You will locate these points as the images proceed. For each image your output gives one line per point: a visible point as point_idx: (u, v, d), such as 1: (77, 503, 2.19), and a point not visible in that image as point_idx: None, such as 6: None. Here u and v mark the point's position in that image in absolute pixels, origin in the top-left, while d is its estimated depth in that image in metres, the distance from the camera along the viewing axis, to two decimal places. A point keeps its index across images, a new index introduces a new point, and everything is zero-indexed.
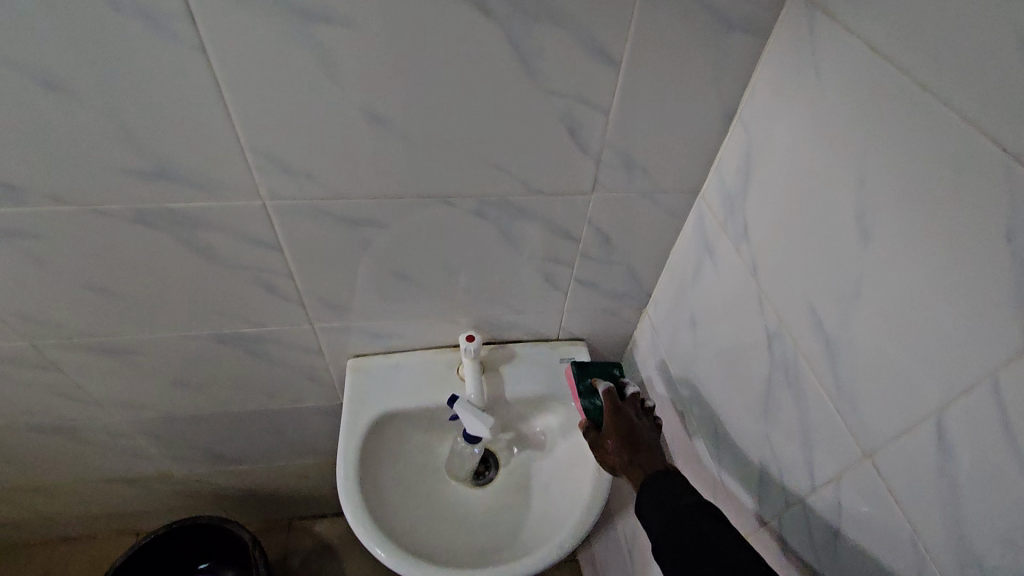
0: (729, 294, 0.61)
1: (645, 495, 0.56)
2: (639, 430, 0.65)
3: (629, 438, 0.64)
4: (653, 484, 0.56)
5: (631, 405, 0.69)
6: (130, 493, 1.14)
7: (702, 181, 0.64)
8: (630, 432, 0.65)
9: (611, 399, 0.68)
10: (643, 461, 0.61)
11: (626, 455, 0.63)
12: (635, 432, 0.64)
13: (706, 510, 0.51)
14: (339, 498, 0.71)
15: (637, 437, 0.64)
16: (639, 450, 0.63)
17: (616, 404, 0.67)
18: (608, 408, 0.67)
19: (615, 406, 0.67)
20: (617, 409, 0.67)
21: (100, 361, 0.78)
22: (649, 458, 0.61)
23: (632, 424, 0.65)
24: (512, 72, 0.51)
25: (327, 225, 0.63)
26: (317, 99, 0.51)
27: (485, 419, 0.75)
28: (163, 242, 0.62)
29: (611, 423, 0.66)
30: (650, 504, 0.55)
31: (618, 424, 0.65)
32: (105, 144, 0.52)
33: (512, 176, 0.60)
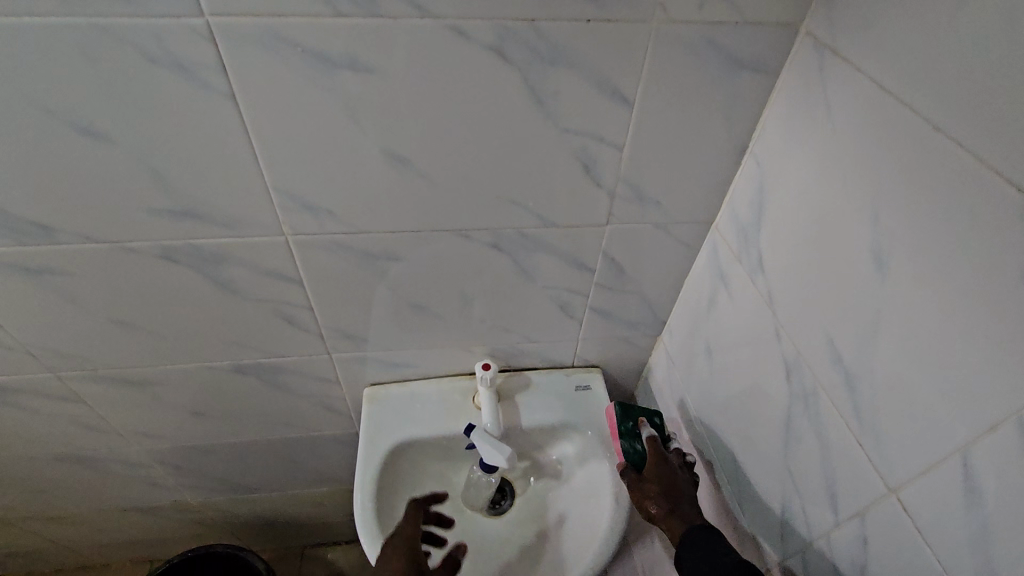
0: (745, 323, 0.62)
1: (684, 549, 0.57)
2: (681, 483, 0.65)
3: (670, 489, 0.64)
4: (694, 539, 0.57)
5: (675, 457, 0.69)
6: (145, 523, 1.14)
7: (716, 212, 0.65)
8: (671, 483, 0.65)
9: (656, 447, 0.68)
10: (683, 513, 0.61)
11: (665, 505, 0.63)
12: (677, 484, 0.64)
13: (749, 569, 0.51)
14: (357, 527, 0.71)
15: (679, 489, 0.64)
16: (680, 503, 0.62)
17: (661, 452, 0.68)
18: (653, 453, 0.67)
19: (660, 453, 0.68)
20: (661, 457, 0.67)
21: (121, 392, 0.79)
22: (689, 512, 0.61)
23: (675, 475, 0.65)
24: (528, 112, 0.53)
25: (347, 258, 0.64)
26: (339, 141, 0.53)
27: (506, 450, 0.74)
28: (188, 277, 0.63)
29: (653, 469, 0.66)
30: (690, 561, 0.55)
31: (661, 472, 0.65)
32: (136, 186, 0.54)
33: (528, 209, 0.62)
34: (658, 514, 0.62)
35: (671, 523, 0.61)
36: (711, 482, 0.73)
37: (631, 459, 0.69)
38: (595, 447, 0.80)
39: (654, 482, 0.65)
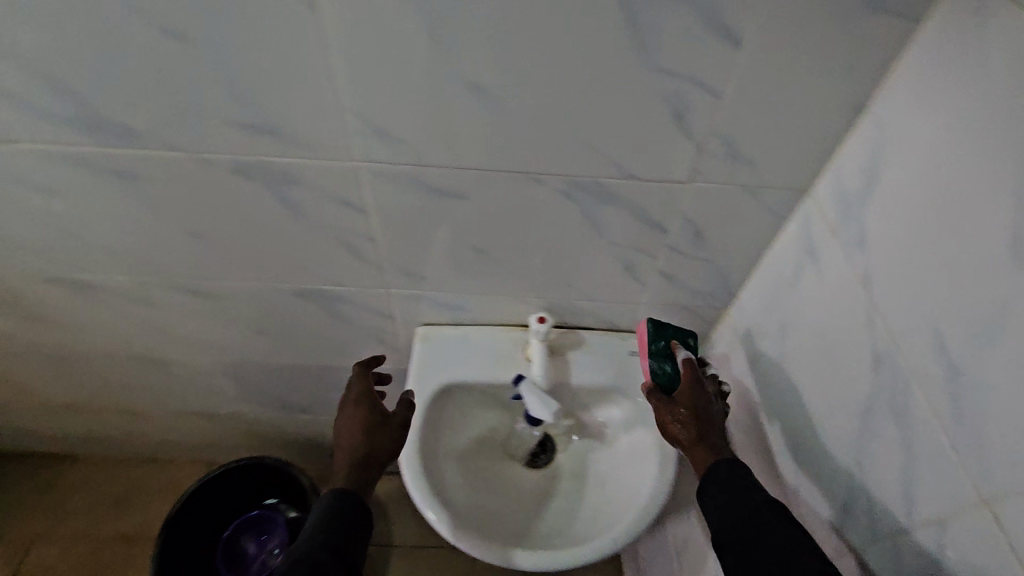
0: (832, 304, 0.56)
1: (708, 485, 0.57)
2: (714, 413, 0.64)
3: (703, 417, 0.63)
4: (719, 473, 0.57)
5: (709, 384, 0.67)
6: (205, 427, 1.23)
7: (815, 179, 0.58)
8: (704, 411, 0.64)
9: (691, 370, 0.66)
10: (713, 444, 0.61)
11: (694, 433, 0.62)
12: (709, 412, 0.64)
13: (777, 511, 0.52)
14: (400, 458, 0.73)
15: (711, 418, 0.63)
16: (710, 432, 0.62)
17: (697, 376, 0.65)
18: (688, 376, 0.65)
19: (696, 376, 0.65)
20: (698, 382, 0.65)
21: (193, 302, 0.83)
22: (719, 442, 0.61)
23: (708, 404, 0.64)
24: (622, 47, 0.48)
25: (414, 192, 0.63)
26: (418, 65, 0.50)
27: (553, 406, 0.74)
28: (257, 195, 0.64)
29: (687, 393, 0.65)
30: (712, 499, 0.56)
31: (695, 397, 0.64)
32: (216, 97, 0.53)
33: (607, 157, 0.58)
34: (684, 440, 0.63)
35: (698, 450, 0.61)
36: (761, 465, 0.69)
37: (661, 380, 0.69)
38: (643, 416, 0.78)
39: (686, 408, 0.64)
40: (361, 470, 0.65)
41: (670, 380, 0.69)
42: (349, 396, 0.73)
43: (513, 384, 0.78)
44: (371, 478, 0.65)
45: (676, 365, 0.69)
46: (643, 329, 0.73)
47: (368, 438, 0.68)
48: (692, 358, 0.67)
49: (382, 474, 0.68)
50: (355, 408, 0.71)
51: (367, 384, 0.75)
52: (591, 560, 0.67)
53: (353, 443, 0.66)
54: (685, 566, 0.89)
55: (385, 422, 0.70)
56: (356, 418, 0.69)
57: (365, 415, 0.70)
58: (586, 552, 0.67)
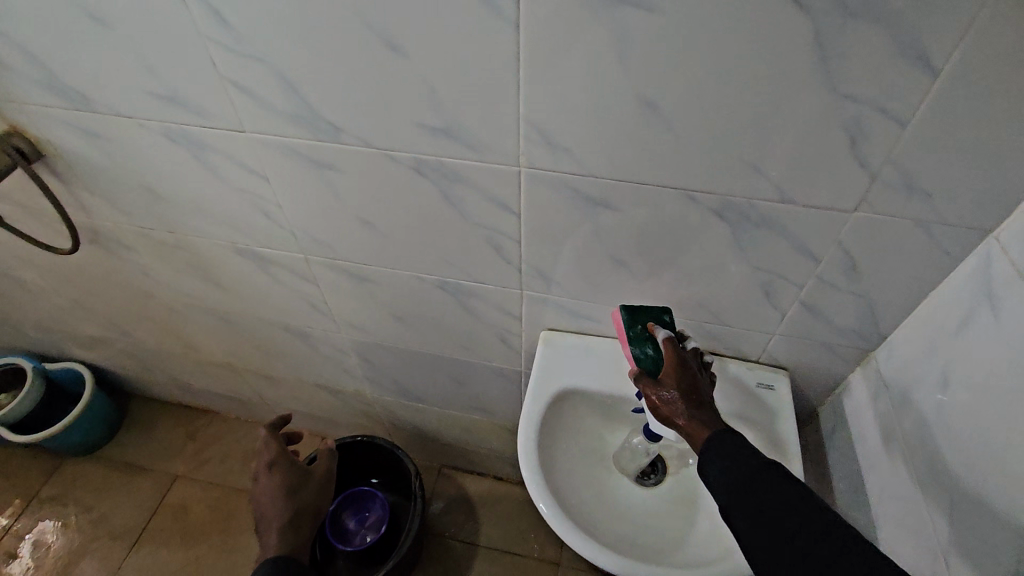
0: (1014, 355, 0.52)
1: (708, 456, 0.59)
2: (700, 388, 0.66)
3: (692, 392, 0.65)
4: (718, 442, 0.59)
5: (692, 358, 0.70)
6: (328, 401, 1.35)
7: (1002, 218, 0.54)
8: (692, 387, 0.66)
9: (672, 349, 0.69)
10: (706, 417, 0.63)
11: (689, 413, 0.64)
12: (696, 389, 0.66)
13: (776, 475, 0.54)
14: (519, 452, 0.76)
15: (699, 393, 0.65)
16: (700, 407, 0.65)
17: (681, 356, 0.68)
18: (672, 356, 0.68)
19: (679, 356, 0.68)
20: (681, 362, 0.67)
21: (346, 283, 0.93)
22: (710, 416, 0.63)
23: (693, 380, 0.66)
24: (807, 72, 0.49)
25: (567, 200, 0.67)
26: (598, 80, 0.54)
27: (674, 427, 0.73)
28: (425, 192, 0.71)
29: (674, 372, 0.67)
30: (713, 467, 0.58)
31: (682, 376, 0.66)
32: (413, 101, 0.61)
33: (768, 179, 0.58)
34: (681, 419, 0.65)
35: (693, 427, 0.63)
36: (908, 523, 0.64)
37: (647, 366, 0.71)
38: (769, 450, 0.75)
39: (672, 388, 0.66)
40: (288, 527, 0.98)
41: (653, 364, 0.71)
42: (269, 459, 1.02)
43: (635, 397, 0.79)
44: (291, 529, 0.99)
45: (658, 348, 0.71)
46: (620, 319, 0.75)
47: (292, 493, 1.01)
48: (672, 338, 0.69)
49: (304, 518, 1.02)
50: (278, 474, 1.02)
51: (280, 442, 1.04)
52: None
53: (279, 513, 0.98)
54: None
55: (294, 485, 1.02)
56: (274, 477, 1.02)
57: (281, 476, 1.02)
58: (709, 575, 0.66)
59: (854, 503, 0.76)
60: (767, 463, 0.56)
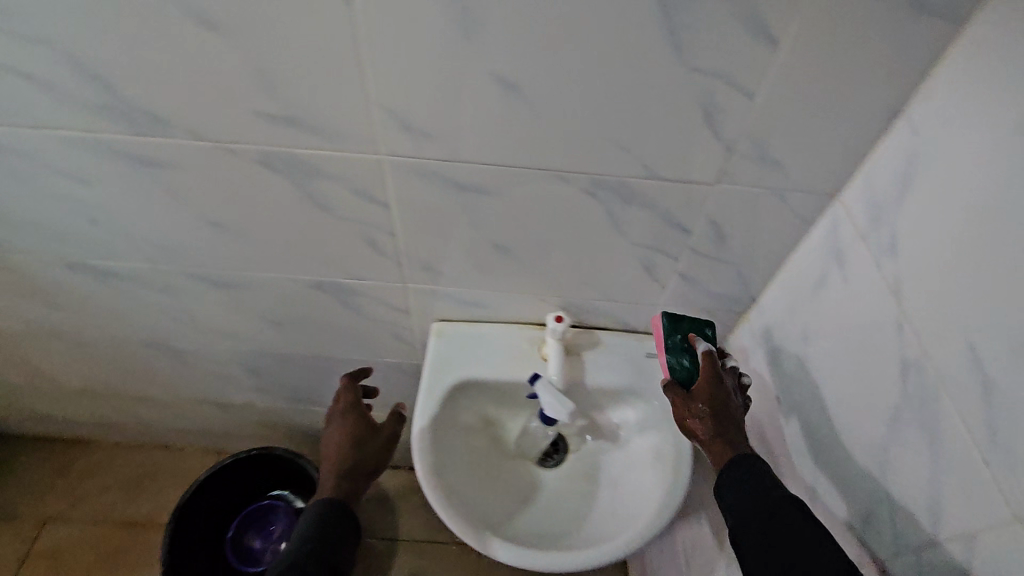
0: (859, 312, 0.55)
1: (728, 476, 0.57)
2: (732, 408, 0.62)
3: (721, 412, 0.62)
4: (737, 464, 0.57)
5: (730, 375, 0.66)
6: (218, 416, 1.24)
7: (844, 183, 0.57)
8: (723, 405, 0.62)
9: (710, 363, 0.65)
10: (733, 439, 0.60)
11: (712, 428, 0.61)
12: (728, 407, 0.62)
13: (798, 505, 0.52)
14: (414, 453, 0.73)
15: (730, 413, 0.62)
16: (728, 428, 0.61)
17: (717, 371, 0.64)
18: (707, 371, 0.64)
19: (715, 371, 0.64)
20: (716, 377, 0.64)
21: (209, 291, 0.83)
22: (739, 441, 0.60)
23: (727, 399, 0.63)
24: (656, 46, 0.47)
25: (436, 187, 0.63)
26: (448, 59, 0.50)
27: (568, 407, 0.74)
28: (280, 187, 0.64)
29: (705, 386, 0.64)
30: (732, 490, 0.56)
31: (715, 392, 0.63)
32: (244, 86, 0.53)
33: (635, 156, 0.57)
34: (704, 436, 0.61)
35: (716, 446, 0.60)
36: (779, 472, 0.68)
37: (678, 375, 0.68)
38: (658, 418, 0.77)
39: (702, 402, 0.63)
40: (344, 480, 0.75)
41: (686, 375, 0.68)
42: (338, 404, 0.83)
43: (528, 382, 0.78)
44: (358, 484, 0.76)
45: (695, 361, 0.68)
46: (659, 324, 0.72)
47: (355, 447, 0.78)
48: (711, 350, 0.66)
49: (367, 482, 0.78)
50: (341, 422, 0.80)
51: (354, 394, 0.84)
52: (606, 563, 0.67)
53: (337, 460, 0.76)
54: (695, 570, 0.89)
55: (374, 432, 0.81)
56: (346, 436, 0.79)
57: (346, 432, 0.79)
58: (601, 555, 0.67)
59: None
60: (789, 496, 0.52)
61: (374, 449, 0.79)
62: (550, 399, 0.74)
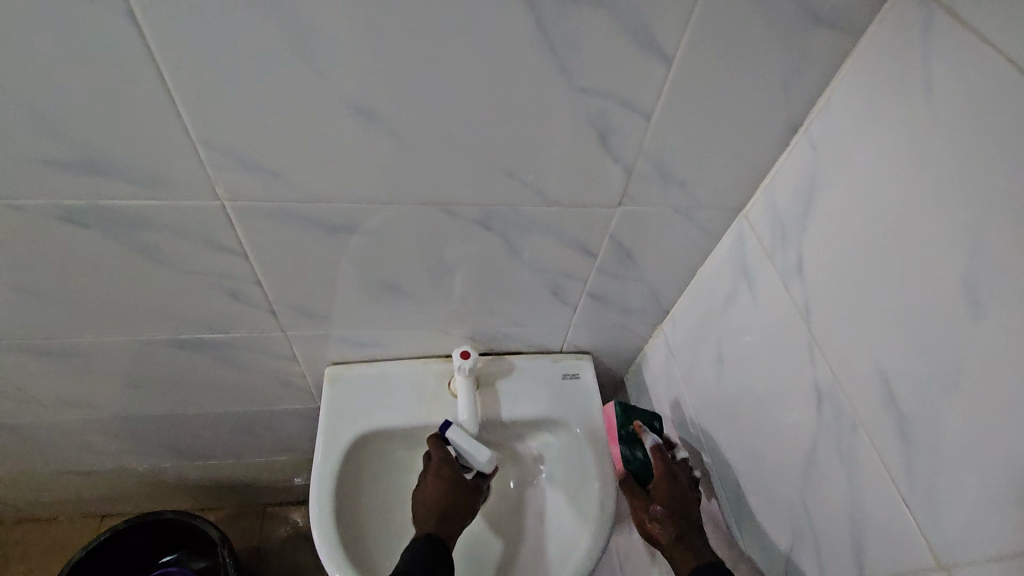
0: (770, 332, 0.53)
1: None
2: (691, 508, 0.61)
3: (680, 515, 0.60)
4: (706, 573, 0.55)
5: (684, 470, 0.65)
6: (89, 483, 1.06)
7: (748, 196, 0.54)
8: (682, 506, 0.61)
9: (662, 461, 0.63)
10: (693, 543, 0.59)
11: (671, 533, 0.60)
12: (686, 508, 0.61)
13: None
14: (312, 528, 0.64)
15: (688, 515, 0.60)
16: (688, 532, 0.59)
17: (671, 469, 0.62)
18: (663, 471, 0.62)
19: (670, 470, 0.62)
20: (671, 476, 0.62)
21: (37, 362, 0.68)
22: (700, 545, 0.58)
23: (685, 499, 0.61)
24: (537, 66, 0.40)
25: (301, 230, 0.53)
26: (286, 86, 0.40)
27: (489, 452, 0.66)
28: (99, 243, 0.51)
29: (662, 488, 0.61)
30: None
31: (672, 493, 0.61)
32: (13, 130, 0.40)
33: (527, 183, 0.50)
34: (667, 542, 0.60)
35: (678, 552, 0.59)
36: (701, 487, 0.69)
37: None
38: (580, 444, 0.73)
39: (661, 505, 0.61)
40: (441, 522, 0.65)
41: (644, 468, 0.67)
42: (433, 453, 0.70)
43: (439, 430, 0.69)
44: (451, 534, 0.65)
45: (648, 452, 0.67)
46: (613, 413, 0.72)
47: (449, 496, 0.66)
48: (661, 446, 0.64)
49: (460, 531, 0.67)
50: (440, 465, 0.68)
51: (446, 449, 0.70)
52: None
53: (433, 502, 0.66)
54: None
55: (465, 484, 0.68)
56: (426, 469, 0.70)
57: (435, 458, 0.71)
58: None
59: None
60: None
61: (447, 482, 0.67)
62: (468, 446, 0.66)
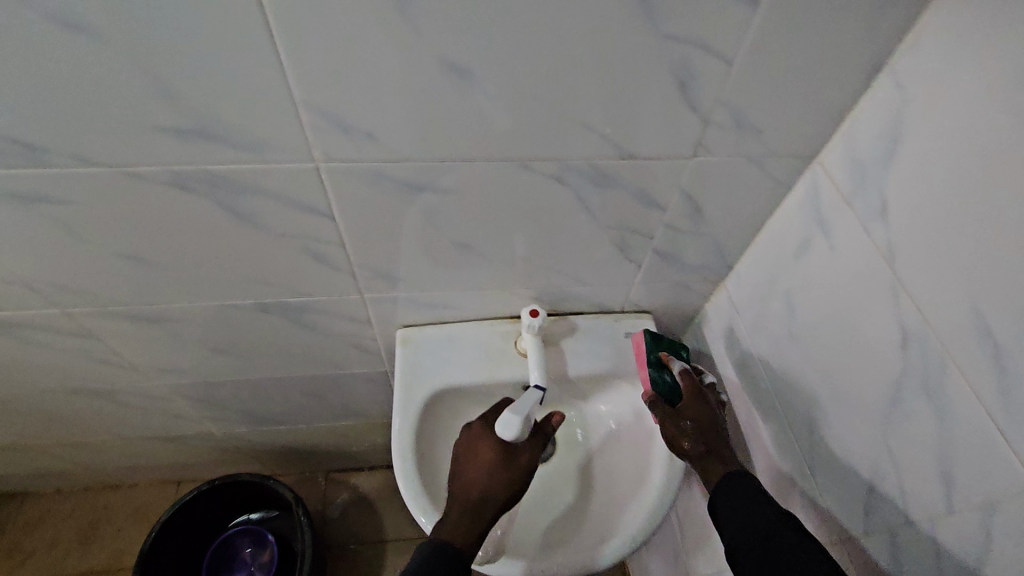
0: (847, 277, 0.54)
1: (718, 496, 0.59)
2: (718, 424, 0.66)
3: (708, 428, 0.65)
4: (732, 484, 0.59)
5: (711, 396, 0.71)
6: (171, 449, 1.14)
7: (823, 142, 0.54)
8: (709, 422, 0.65)
9: (690, 381, 0.68)
10: (722, 455, 0.63)
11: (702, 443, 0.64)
12: (713, 423, 0.65)
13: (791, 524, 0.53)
14: (397, 477, 0.68)
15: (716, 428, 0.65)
16: (717, 443, 0.64)
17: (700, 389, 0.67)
18: (692, 389, 0.67)
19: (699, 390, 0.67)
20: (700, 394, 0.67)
21: (135, 328, 0.73)
22: (727, 456, 0.63)
23: (712, 415, 0.66)
24: (627, 13, 0.41)
25: (385, 191, 0.55)
26: (385, 43, 0.42)
27: (520, 423, 0.60)
28: (201, 208, 0.55)
29: (690, 404, 0.66)
30: (727, 513, 0.57)
31: (702, 409, 0.66)
32: (136, 98, 0.44)
33: (605, 136, 0.51)
34: (695, 454, 0.63)
35: (707, 463, 0.62)
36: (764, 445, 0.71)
37: (662, 390, 0.69)
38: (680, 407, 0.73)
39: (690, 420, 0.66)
40: (468, 519, 0.57)
41: (670, 390, 0.69)
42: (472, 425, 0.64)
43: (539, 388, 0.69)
44: (484, 529, 0.57)
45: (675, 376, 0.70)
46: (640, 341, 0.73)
47: (486, 482, 0.59)
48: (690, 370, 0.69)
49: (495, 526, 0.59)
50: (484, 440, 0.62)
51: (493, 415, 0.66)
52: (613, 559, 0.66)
53: (466, 492, 0.59)
54: (689, 536, 0.91)
55: (510, 460, 0.61)
56: (480, 457, 0.60)
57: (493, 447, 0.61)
58: (608, 552, 0.66)
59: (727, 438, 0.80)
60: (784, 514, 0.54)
61: (516, 484, 0.60)
62: (517, 406, 0.62)
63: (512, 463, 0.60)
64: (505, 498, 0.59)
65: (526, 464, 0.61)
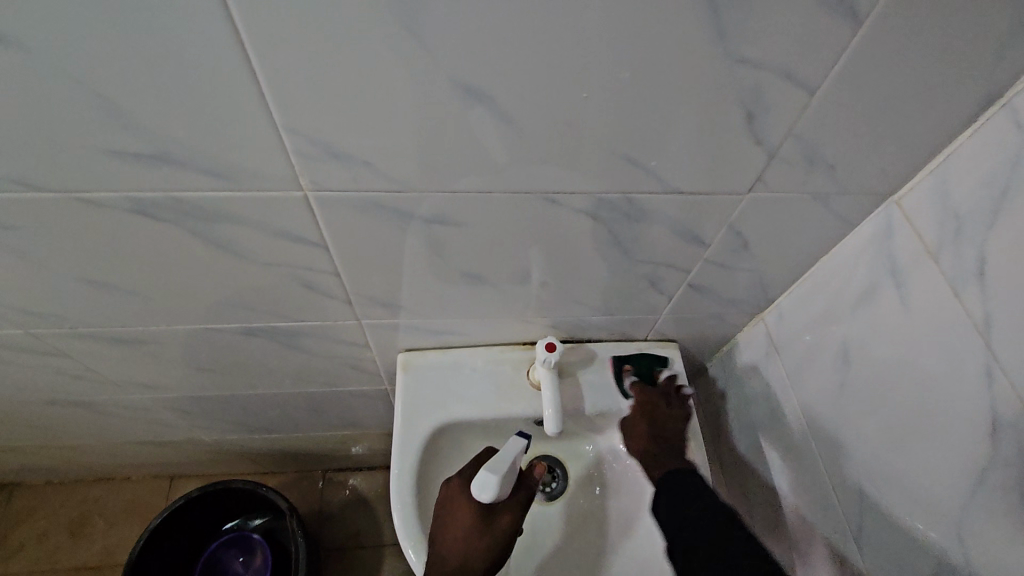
0: (923, 340, 0.46)
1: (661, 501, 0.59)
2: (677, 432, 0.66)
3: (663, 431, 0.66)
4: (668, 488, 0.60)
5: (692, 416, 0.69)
6: (161, 451, 1.09)
7: (905, 181, 0.46)
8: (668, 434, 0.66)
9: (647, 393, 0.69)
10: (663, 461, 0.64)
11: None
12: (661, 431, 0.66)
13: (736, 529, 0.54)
14: (395, 522, 0.62)
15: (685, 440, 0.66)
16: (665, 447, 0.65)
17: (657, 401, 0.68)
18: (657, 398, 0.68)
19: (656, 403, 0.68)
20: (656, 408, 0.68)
21: (109, 348, 0.66)
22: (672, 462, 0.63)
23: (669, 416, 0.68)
24: (695, 33, 0.33)
25: (384, 221, 0.47)
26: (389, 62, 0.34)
27: (497, 483, 0.56)
28: (171, 235, 0.47)
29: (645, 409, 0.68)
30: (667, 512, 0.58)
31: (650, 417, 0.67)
32: (79, 119, 0.35)
33: (647, 170, 0.43)
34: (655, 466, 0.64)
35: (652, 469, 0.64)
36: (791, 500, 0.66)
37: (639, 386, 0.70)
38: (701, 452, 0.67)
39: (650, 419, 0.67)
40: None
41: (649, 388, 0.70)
42: (453, 481, 0.62)
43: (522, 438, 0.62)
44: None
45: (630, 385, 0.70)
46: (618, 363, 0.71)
47: (469, 544, 0.58)
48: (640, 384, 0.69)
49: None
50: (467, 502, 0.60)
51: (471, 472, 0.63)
52: None
53: (450, 553, 0.57)
54: None
55: (492, 520, 0.59)
56: (459, 519, 0.59)
57: (471, 510, 0.59)
58: None
59: (754, 483, 0.73)
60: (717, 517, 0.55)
61: (498, 546, 0.59)
62: (495, 462, 0.58)
63: (493, 527, 0.59)
64: (488, 562, 0.59)
65: (507, 527, 0.60)
